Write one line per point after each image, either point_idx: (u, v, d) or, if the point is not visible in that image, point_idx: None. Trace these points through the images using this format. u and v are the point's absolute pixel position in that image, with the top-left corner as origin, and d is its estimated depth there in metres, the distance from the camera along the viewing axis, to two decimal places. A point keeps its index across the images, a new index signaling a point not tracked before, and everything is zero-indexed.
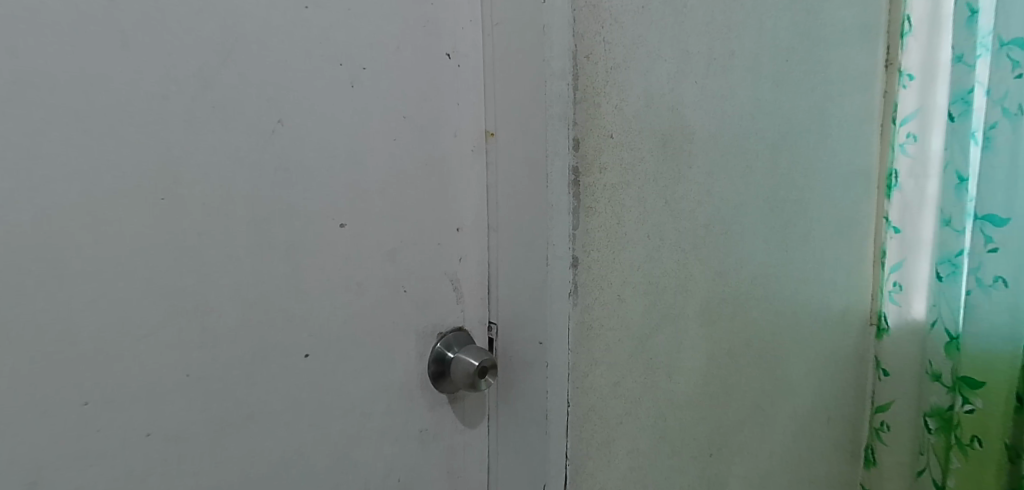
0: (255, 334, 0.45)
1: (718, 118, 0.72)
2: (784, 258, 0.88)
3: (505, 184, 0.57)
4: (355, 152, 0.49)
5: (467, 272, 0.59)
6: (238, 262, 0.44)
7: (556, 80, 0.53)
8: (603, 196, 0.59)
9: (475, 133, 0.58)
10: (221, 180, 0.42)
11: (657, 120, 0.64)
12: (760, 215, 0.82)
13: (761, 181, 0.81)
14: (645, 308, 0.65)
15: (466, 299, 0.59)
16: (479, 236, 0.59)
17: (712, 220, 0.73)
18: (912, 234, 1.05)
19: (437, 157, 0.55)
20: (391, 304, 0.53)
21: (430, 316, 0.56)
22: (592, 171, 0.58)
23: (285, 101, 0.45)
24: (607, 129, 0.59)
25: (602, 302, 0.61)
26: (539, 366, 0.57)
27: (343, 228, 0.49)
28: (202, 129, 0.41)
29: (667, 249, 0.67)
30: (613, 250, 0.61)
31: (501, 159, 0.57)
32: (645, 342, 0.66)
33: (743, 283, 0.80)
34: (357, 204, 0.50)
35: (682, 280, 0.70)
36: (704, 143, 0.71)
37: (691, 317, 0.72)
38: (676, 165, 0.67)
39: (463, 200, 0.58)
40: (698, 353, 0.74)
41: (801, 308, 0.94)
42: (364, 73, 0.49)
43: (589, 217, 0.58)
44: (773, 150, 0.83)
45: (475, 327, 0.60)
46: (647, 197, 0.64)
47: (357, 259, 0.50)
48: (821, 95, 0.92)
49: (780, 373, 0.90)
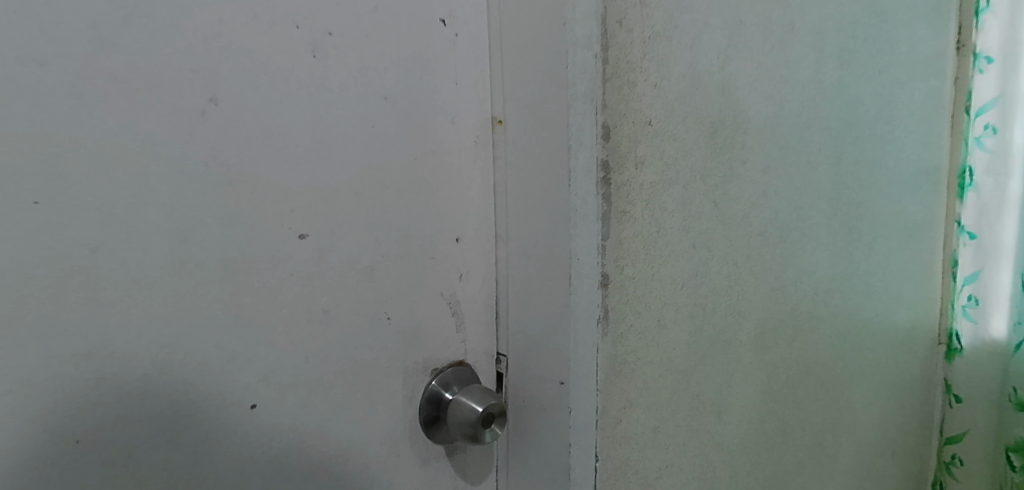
0: (178, 380, 0.35)
1: (777, 104, 0.60)
2: (848, 269, 0.75)
3: (516, 183, 0.46)
4: (319, 141, 0.39)
5: (470, 292, 0.48)
6: (154, 285, 0.34)
7: (581, 51, 0.42)
8: (640, 197, 0.47)
9: (480, 120, 0.47)
10: (127, 180, 0.32)
11: (705, 104, 0.52)
12: (821, 220, 0.69)
13: (823, 179, 0.69)
14: (691, 334, 0.54)
15: (468, 326, 0.48)
16: (485, 247, 0.48)
17: (768, 226, 0.61)
18: (991, 241, 0.91)
19: (429, 151, 0.44)
20: (370, 334, 0.42)
21: (422, 350, 0.45)
22: (627, 166, 0.46)
23: (221, 74, 0.35)
24: (647, 114, 0.47)
25: (640, 330, 0.49)
26: (558, 412, 0.45)
27: (303, 240, 0.38)
28: (99, 112, 0.31)
29: (717, 261, 0.55)
30: (653, 264, 0.49)
31: (510, 152, 0.46)
32: (690, 377, 0.54)
33: (804, 300, 0.68)
34: (323, 208, 0.39)
35: (734, 299, 0.58)
36: (760, 133, 0.59)
37: (745, 343, 0.60)
38: (727, 159, 0.55)
39: (463, 204, 0.46)
40: (753, 384, 0.61)
41: (865, 326, 0.81)
42: (331, 40, 0.38)
43: (622, 225, 0.46)
44: (837, 142, 0.70)
45: (479, 361, 0.49)
46: (694, 198, 0.52)
47: (323, 278, 0.40)
48: (889, 80, 0.78)
49: (842, 404, 0.77)
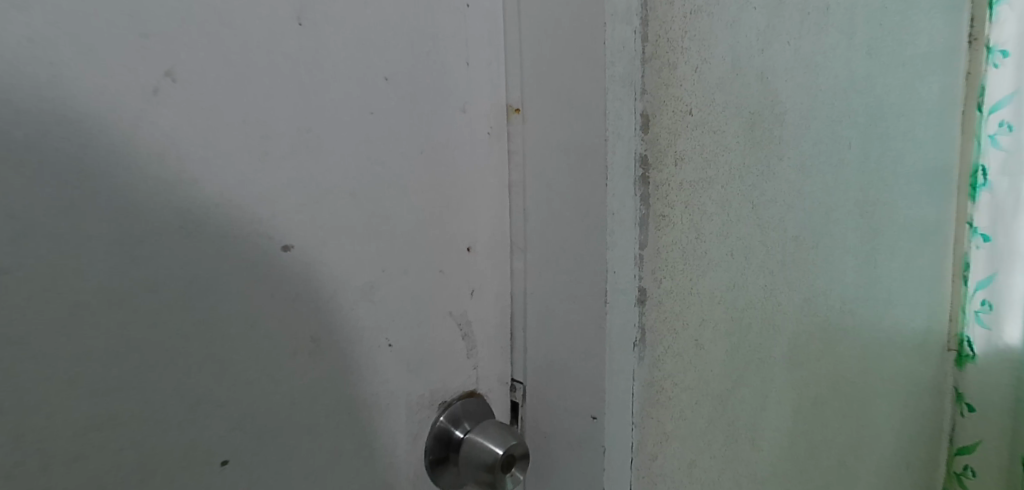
0: (125, 437, 0.27)
1: (812, 95, 0.54)
2: (872, 276, 0.70)
3: (537, 183, 0.39)
4: (305, 130, 0.31)
5: (482, 311, 0.40)
6: (93, 317, 0.26)
7: (619, 24, 0.35)
8: (679, 198, 0.41)
9: (493, 108, 0.39)
10: (50, 179, 0.24)
11: (744, 93, 0.46)
12: (850, 223, 0.64)
13: (852, 178, 0.63)
14: (728, 354, 0.47)
15: (481, 351, 0.41)
16: (499, 258, 0.41)
17: (802, 230, 0.55)
18: (1005, 244, 0.87)
19: (437, 144, 0.37)
20: (369, 365, 0.35)
21: (429, 381, 0.38)
22: (667, 162, 0.40)
23: (179, 41, 0.27)
24: (686, 103, 0.41)
25: (677, 351, 0.42)
26: (589, 452, 0.39)
27: (287, 253, 0.31)
28: (12, 87, 0.23)
29: (754, 270, 0.49)
30: (691, 275, 0.43)
31: (529, 146, 0.39)
32: (726, 401, 0.48)
33: (832, 311, 0.62)
34: (311, 214, 0.32)
35: (769, 312, 0.52)
36: (796, 127, 0.53)
37: (779, 360, 0.54)
38: (765, 155, 0.49)
39: (476, 208, 0.39)
40: (785, 406, 0.56)
41: (886, 336, 0.76)
42: (321, 5, 0.31)
43: (662, 230, 0.40)
44: (865, 138, 0.65)
45: (493, 390, 0.42)
46: (732, 199, 0.46)
47: (312, 298, 0.32)
48: (912, 72, 0.74)
49: (865, 420, 0.72)
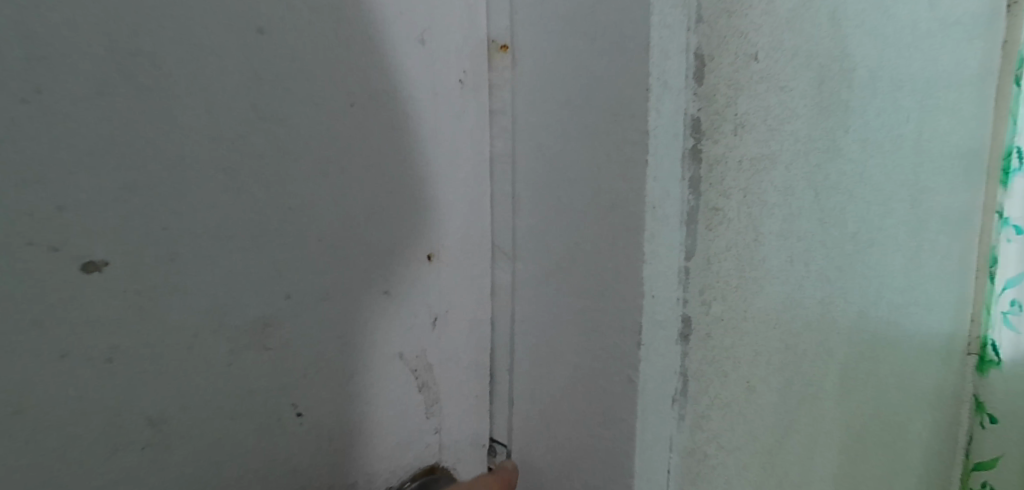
0: None
1: (878, 49, 0.42)
2: (919, 279, 0.58)
3: (535, 162, 0.26)
4: (134, 56, 0.17)
5: (450, 348, 0.27)
6: None
7: None
8: (738, 183, 0.28)
9: (470, 45, 0.26)
10: None
11: (813, 36, 0.33)
12: (902, 214, 0.52)
13: (907, 160, 0.51)
14: (781, 394, 0.35)
15: (448, 406, 0.28)
16: (475, 269, 0.28)
17: (861, 226, 0.43)
18: None
19: (378, 92, 0.23)
20: (264, 447, 0.22)
21: (369, 458, 0.25)
22: (726, 131, 0.27)
23: None
24: (750, 43, 0.28)
25: (724, 402, 0.30)
26: None
27: (99, 274, 0.17)
28: None
29: (812, 280, 0.37)
30: (745, 294, 0.30)
31: (523, 106, 0.26)
32: (776, 457, 0.36)
33: (882, 324, 0.50)
34: (151, 206, 0.18)
35: (825, 332, 0.40)
36: (862, 90, 0.40)
37: (830, 392, 0.42)
38: (831, 126, 0.37)
39: (442, 196, 0.26)
40: (833, 447, 0.44)
41: (932, 347, 0.64)
42: None
43: (715, 232, 0.27)
44: (920, 110, 0.52)
45: (466, 459, 0.29)
46: (795, 185, 0.33)
47: (153, 353, 0.19)
48: (972, 32, 0.60)
49: (903, 447, 0.61)
